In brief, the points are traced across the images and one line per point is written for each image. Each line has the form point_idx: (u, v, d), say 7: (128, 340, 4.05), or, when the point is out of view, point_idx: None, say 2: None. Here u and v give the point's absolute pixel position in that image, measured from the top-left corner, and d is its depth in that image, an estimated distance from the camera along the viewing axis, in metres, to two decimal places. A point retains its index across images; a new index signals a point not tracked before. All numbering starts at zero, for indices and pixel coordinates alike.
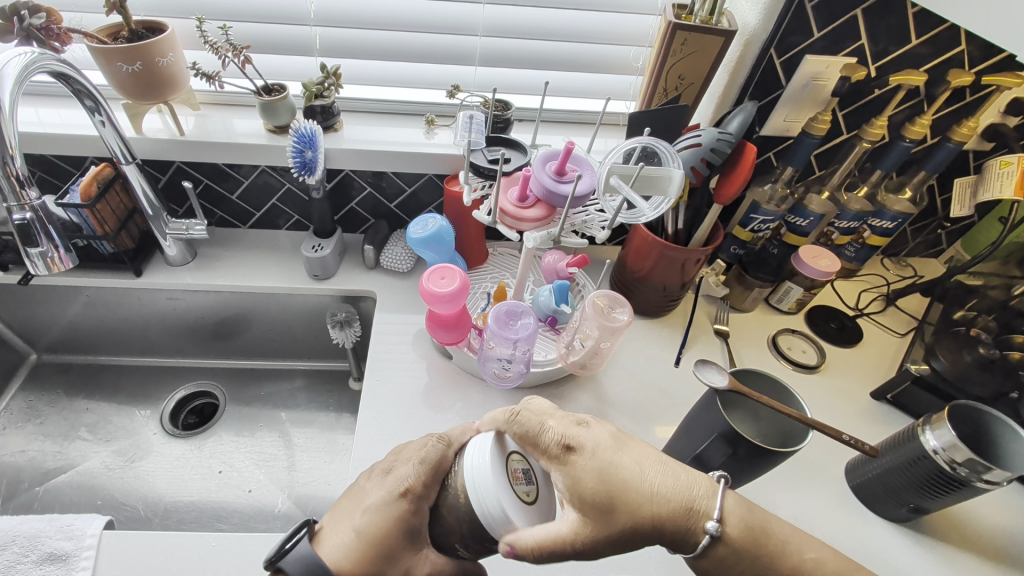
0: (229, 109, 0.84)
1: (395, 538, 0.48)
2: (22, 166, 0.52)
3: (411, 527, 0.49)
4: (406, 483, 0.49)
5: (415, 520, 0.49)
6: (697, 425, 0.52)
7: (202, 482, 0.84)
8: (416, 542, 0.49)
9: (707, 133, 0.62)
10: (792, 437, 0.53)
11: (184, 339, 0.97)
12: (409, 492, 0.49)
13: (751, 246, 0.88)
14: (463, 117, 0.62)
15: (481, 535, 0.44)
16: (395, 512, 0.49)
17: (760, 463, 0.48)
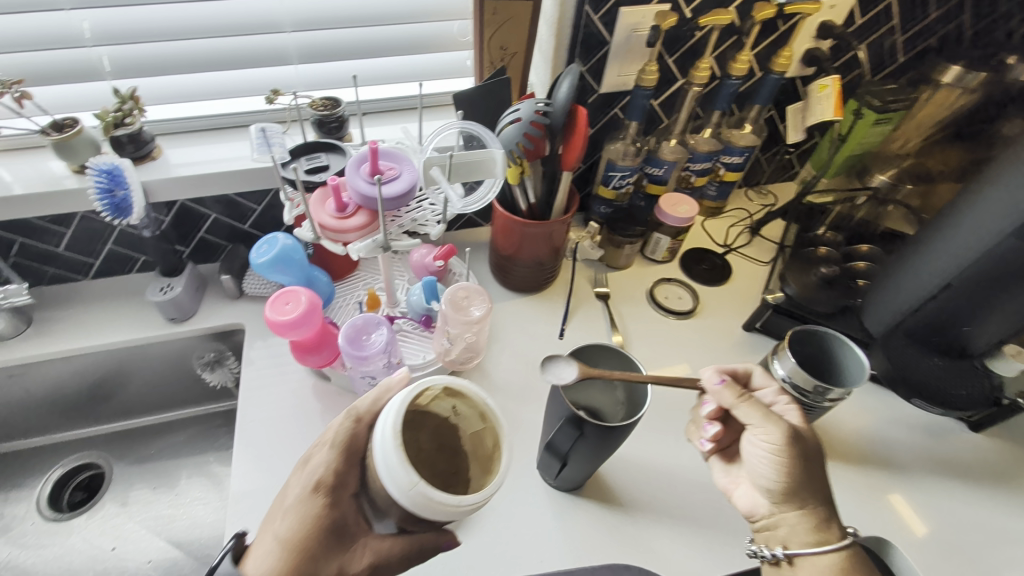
0: (22, 154, 0.73)
1: (317, 540, 0.45)
2: None
3: (338, 522, 0.46)
4: (317, 477, 0.46)
5: (336, 514, 0.46)
6: (552, 412, 0.53)
7: (93, 564, 0.77)
8: (345, 538, 0.46)
9: (525, 105, 0.61)
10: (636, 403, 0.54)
11: (48, 413, 0.85)
12: (319, 484, 0.46)
13: (618, 203, 0.89)
14: (256, 133, 0.58)
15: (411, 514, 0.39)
16: (314, 510, 0.45)
17: (608, 440, 0.50)
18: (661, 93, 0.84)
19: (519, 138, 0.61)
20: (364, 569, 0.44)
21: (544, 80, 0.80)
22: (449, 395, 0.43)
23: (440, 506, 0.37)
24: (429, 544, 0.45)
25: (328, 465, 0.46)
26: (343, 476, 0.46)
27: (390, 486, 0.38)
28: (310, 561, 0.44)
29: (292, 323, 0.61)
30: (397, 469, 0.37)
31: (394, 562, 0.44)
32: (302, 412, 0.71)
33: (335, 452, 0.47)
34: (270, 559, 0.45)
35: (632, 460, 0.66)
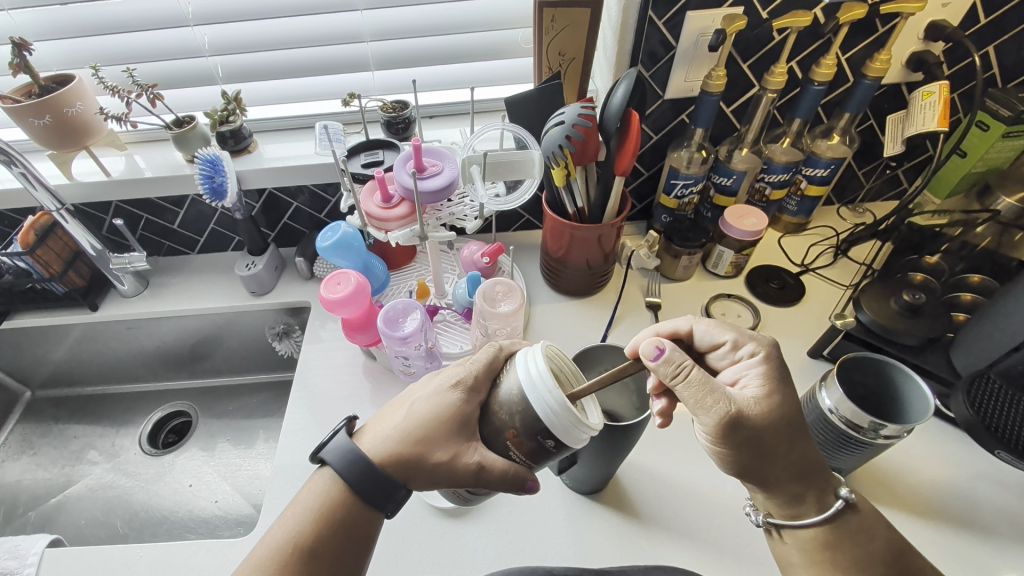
0: (153, 145, 0.88)
1: (439, 429, 0.48)
2: (30, 230, 0.80)
3: (464, 416, 0.48)
4: (458, 375, 0.49)
5: (466, 410, 0.48)
6: None
7: (173, 495, 0.90)
8: (465, 433, 0.48)
9: (570, 110, 0.61)
10: (648, 394, 0.55)
11: (158, 366, 1.04)
12: (460, 381, 0.49)
13: (680, 212, 0.85)
14: (319, 129, 0.68)
15: (534, 428, 0.43)
16: (449, 402, 0.48)
17: (616, 439, 0.50)
18: (733, 100, 0.79)
19: (561, 141, 0.60)
20: (471, 465, 0.46)
21: (606, 84, 0.79)
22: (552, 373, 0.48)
23: (572, 417, 0.42)
24: (520, 476, 0.47)
25: (472, 367, 0.49)
26: (480, 382, 0.49)
27: (532, 398, 0.43)
28: (427, 444, 0.48)
29: (341, 301, 0.66)
30: (542, 379, 0.43)
31: (496, 476, 0.46)
32: (348, 385, 0.77)
33: (476, 362, 0.49)
34: (397, 432, 0.49)
35: (657, 475, 0.64)
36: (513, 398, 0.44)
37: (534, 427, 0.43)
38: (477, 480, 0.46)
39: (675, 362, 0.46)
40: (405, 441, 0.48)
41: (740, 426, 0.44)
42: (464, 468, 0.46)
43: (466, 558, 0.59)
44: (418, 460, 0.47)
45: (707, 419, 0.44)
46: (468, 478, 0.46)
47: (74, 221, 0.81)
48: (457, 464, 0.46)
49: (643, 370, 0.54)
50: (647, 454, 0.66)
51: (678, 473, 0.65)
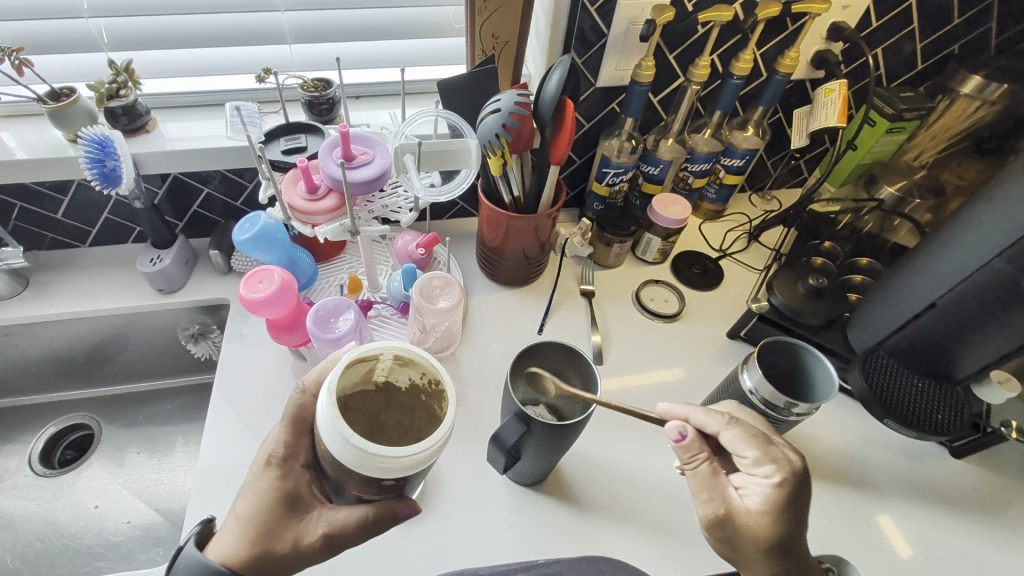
0: (25, 121, 0.76)
1: (273, 511, 0.47)
2: None
3: (290, 492, 0.48)
4: (269, 450, 0.48)
5: (289, 485, 0.48)
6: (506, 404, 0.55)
7: (75, 520, 0.81)
8: (300, 508, 0.48)
9: (506, 96, 0.59)
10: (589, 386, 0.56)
11: (47, 374, 0.92)
12: (273, 457, 0.48)
13: (611, 200, 0.87)
14: (231, 111, 0.66)
15: (363, 477, 0.41)
16: (267, 484, 0.47)
17: (558, 435, 0.51)
18: (660, 90, 0.82)
19: (498, 128, 0.58)
20: (319, 536, 0.47)
21: (540, 70, 0.78)
22: (404, 367, 0.46)
23: (375, 458, 0.39)
24: (386, 511, 0.48)
25: (279, 437, 0.48)
26: (294, 448, 0.48)
27: (337, 453, 0.39)
28: (267, 534, 0.47)
29: (265, 301, 0.61)
30: (331, 428, 0.39)
31: (350, 532, 0.47)
32: (277, 387, 0.72)
33: (286, 425, 0.48)
34: (236, 536, 0.47)
35: (596, 456, 0.67)
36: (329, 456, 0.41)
37: (365, 479, 0.41)
38: (331, 544, 0.47)
39: (692, 448, 0.49)
40: (246, 544, 0.47)
41: (729, 524, 0.48)
42: (313, 538, 0.47)
43: (413, 558, 0.58)
44: (265, 555, 0.46)
45: (700, 507, 0.49)
46: (324, 543, 0.47)
47: None
48: (305, 541, 0.47)
49: (582, 363, 0.57)
50: (584, 439, 0.69)
51: (615, 456, 0.68)
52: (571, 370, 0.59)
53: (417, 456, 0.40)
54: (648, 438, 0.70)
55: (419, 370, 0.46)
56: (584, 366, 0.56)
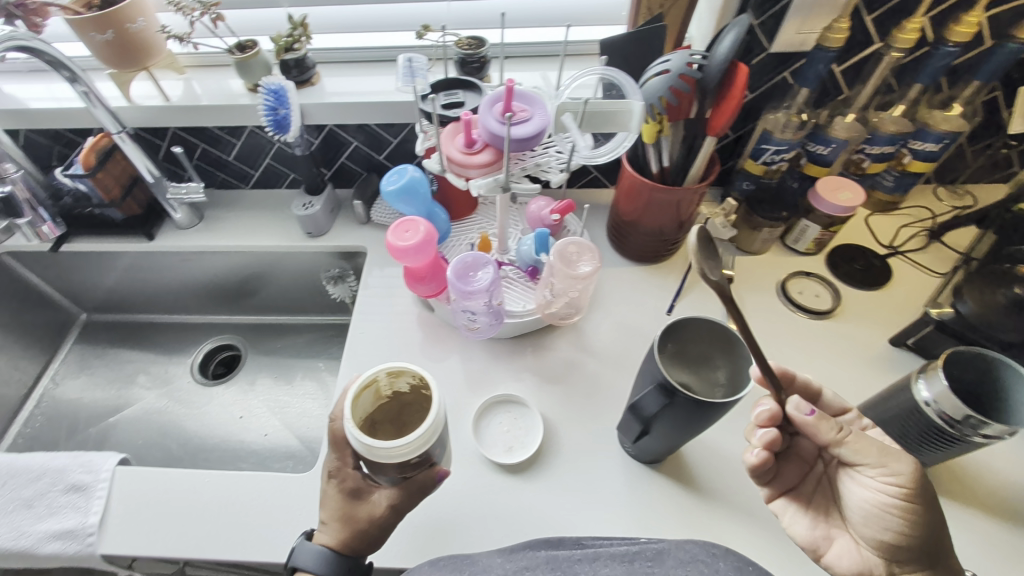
0: (213, 70, 0.84)
1: (341, 502, 0.51)
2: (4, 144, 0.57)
3: (352, 488, 0.52)
4: (325, 467, 0.53)
5: (349, 483, 0.52)
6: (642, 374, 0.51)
7: (225, 425, 0.92)
8: (365, 496, 0.52)
9: (676, 56, 0.55)
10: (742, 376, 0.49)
11: (210, 298, 1.05)
12: (329, 469, 0.53)
13: (765, 180, 0.78)
14: (402, 63, 0.64)
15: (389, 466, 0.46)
16: (333, 491, 0.52)
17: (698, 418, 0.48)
18: (846, 57, 0.70)
19: (663, 91, 0.54)
20: (387, 506, 0.50)
21: (705, 32, 0.71)
22: (397, 375, 0.50)
23: (374, 445, 0.44)
24: (426, 479, 0.50)
25: (327, 454, 0.53)
26: (341, 456, 0.53)
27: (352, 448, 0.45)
28: (349, 522, 0.50)
29: (409, 250, 0.64)
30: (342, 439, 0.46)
31: (404, 494, 0.50)
32: (405, 335, 0.75)
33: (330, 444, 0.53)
34: (326, 533, 0.51)
35: (724, 452, 0.62)
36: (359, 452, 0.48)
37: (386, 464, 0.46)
38: (399, 509, 0.50)
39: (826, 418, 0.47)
40: (335, 535, 0.50)
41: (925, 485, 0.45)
42: (383, 512, 0.50)
43: (526, 519, 0.58)
44: (355, 536, 0.50)
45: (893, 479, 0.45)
46: (392, 511, 0.50)
47: (133, 146, 0.78)
48: (380, 516, 0.50)
49: (739, 348, 0.49)
50: (710, 431, 0.64)
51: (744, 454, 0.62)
52: (720, 358, 0.52)
53: (418, 437, 0.44)
54: None
55: (407, 376, 0.50)
56: (738, 352, 0.50)
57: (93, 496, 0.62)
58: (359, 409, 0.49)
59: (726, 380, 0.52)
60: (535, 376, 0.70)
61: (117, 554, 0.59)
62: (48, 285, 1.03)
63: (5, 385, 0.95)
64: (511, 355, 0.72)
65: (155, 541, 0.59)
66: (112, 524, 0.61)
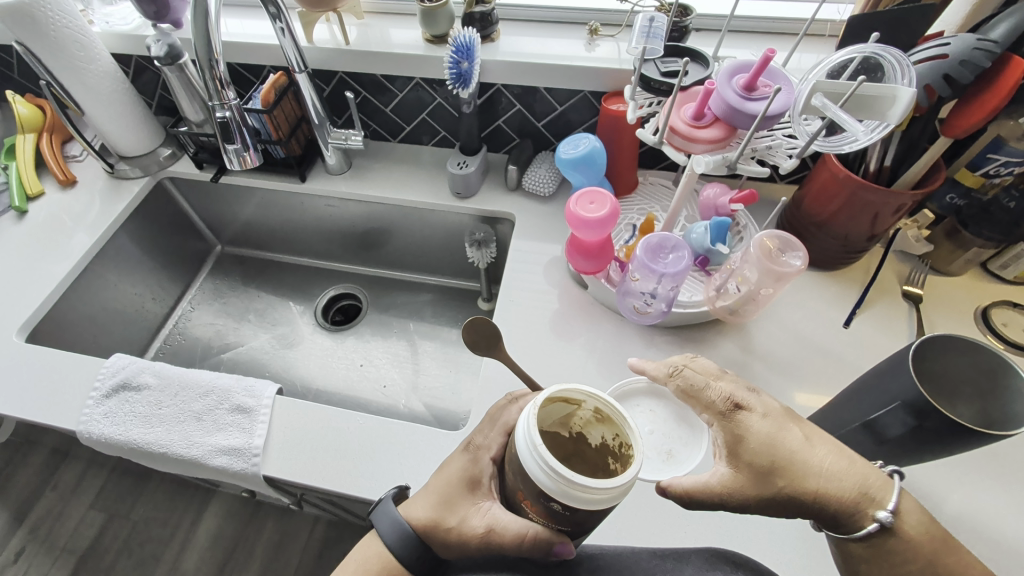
0: (389, 18, 0.84)
1: (455, 487, 0.48)
2: (225, 70, 0.62)
3: (474, 475, 0.48)
4: (470, 436, 0.51)
5: (477, 469, 0.49)
6: (876, 385, 0.48)
7: (346, 371, 0.97)
8: (477, 492, 0.48)
9: (959, 40, 0.48)
10: (1011, 410, 0.45)
11: (341, 246, 1.08)
12: (471, 443, 0.50)
13: (976, 195, 0.68)
14: (642, 20, 0.55)
15: (536, 490, 0.36)
16: (460, 462, 0.49)
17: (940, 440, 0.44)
18: None
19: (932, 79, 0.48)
20: (482, 527, 0.45)
21: None
22: (602, 422, 0.39)
23: (568, 485, 0.33)
24: (544, 542, 0.42)
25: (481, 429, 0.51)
26: (490, 440, 0.50)
27: (523, 459, 0.35)
28: (447, 506, 0.47)
29: (587, 223, 0.60)
30: (526, 436, 0.35)
31: (508, 538, 0.44)
32: (554, 309, 0.74)
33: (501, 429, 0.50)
34: (421, 500, 0.49)
35: (911, 486, 0.57)
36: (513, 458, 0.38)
37: (535, 492, 0.37)
38: (488, 540, 0.45)
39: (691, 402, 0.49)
40: (428, 505, 0.48)
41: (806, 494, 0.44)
42: (474, 529, 0.46)
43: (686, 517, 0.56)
44: (438, 523, 0.47)
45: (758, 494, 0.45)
46: (483, 540, 0.45)
47: (309, 86, 0.79)
48: (469, 523, 0.46)
49: (1003, 372, 0.45)
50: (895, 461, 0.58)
51: (936, 493, 0.56)
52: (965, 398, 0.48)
53: (607, 495, 0.34)
54: (980, 483, 0.57)
55: (614, 430, 0.38)
56: (1005, 390, 0.45)
57: (254, 421, 0.65)
58: (546, 417, 0.39)
59: (970, 415, 0.48)
60: None
61: (278, 477, 0.61)
62: (197, 216, 1.09)
63: (152, 302, 1.02)
64: (668, 344, 0.69)
65: (313, 472, 0.61)
66: (273, 448, 0.63)
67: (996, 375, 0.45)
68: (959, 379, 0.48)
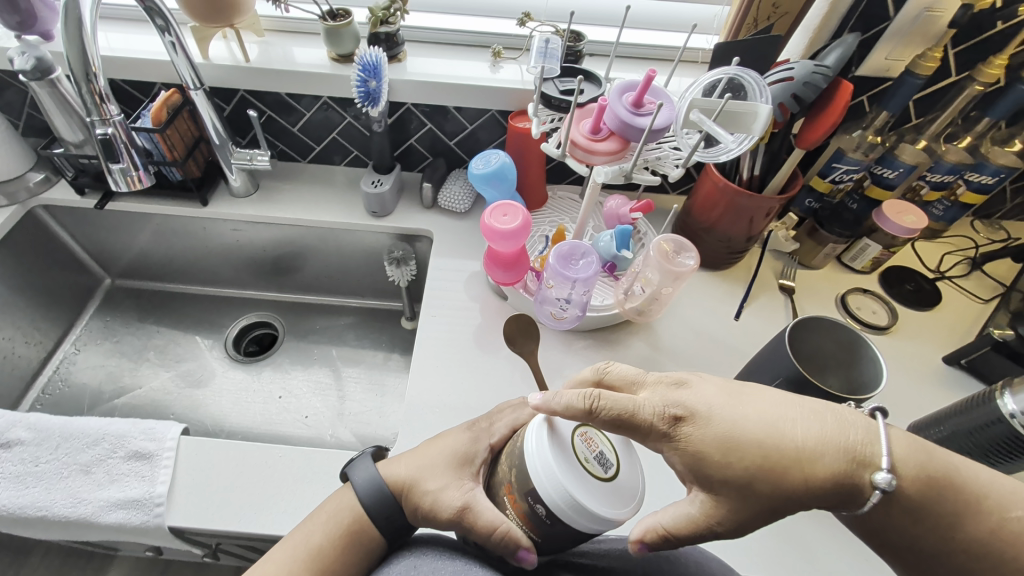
0: (291, 37, 0.82)
1: (445, 460, 0.53)
2: (103, 84, 0.58)
3: (467, 452, 0.54)
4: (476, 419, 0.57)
5: (471, 448, 0.54)
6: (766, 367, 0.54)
7: (264, 404, 0.92)
8: (464, 468, 0.52)
9: (801, 66, 0.56)
10: (868, 377, 0.52)
11: (252, 272, 1.03)
12: (475, 425, 0.56)
13: (828, 198, 0.82)
14: (540, 44, 0.61)
15: (524, 487, 0.44)
16: (459, 436, 0.55)
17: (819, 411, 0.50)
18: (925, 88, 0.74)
19: (781, 99, 0.56)
20: (453, 504, 0.49)
21: None
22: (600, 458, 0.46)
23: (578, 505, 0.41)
24: (510, 544, 0.46)
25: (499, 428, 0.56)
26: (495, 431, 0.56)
27: (529, 466, 0.43)
28: (429, 471, 0.52)
29: (505, 234, 0.63)
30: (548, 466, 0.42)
31: (479, 519, 0.47)
32: (476, 322, 0.75)
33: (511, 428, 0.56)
34: (407, 463, 0.53)
35: None
36: (516, 453, 0.46)
37: (525, 489, 0.44)
38: (457, 515, 0.48)
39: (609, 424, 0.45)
40: (411, 468, 0.53)
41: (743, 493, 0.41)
42: (446, 502, 0.49)
43: None
44: (412, 487, 0.51)
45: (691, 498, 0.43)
46: (452, 516, 0.48)
47: (207, 104, 0.76)
48: (444, 493, 0.50)
49: (859, 347, 0.52)
50: None
51: None
52: (831, 372, 0.55)
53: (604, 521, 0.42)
54: None
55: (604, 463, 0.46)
56: (862, 359, 0.53)
57: (156, 466, 0.59)
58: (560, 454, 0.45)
59: (838, 385, 0.55)
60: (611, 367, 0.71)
61: (187, 525, 0.56)
62: (79, 248, 0.99)
63: (25, 347, 0.90)
64: (586, 348, 0.73)
65: (229, 513, 0.57)
66: (184, 492, 0.58)
67: (853, 350, 0.53)
68: (830, 356, 0.55)
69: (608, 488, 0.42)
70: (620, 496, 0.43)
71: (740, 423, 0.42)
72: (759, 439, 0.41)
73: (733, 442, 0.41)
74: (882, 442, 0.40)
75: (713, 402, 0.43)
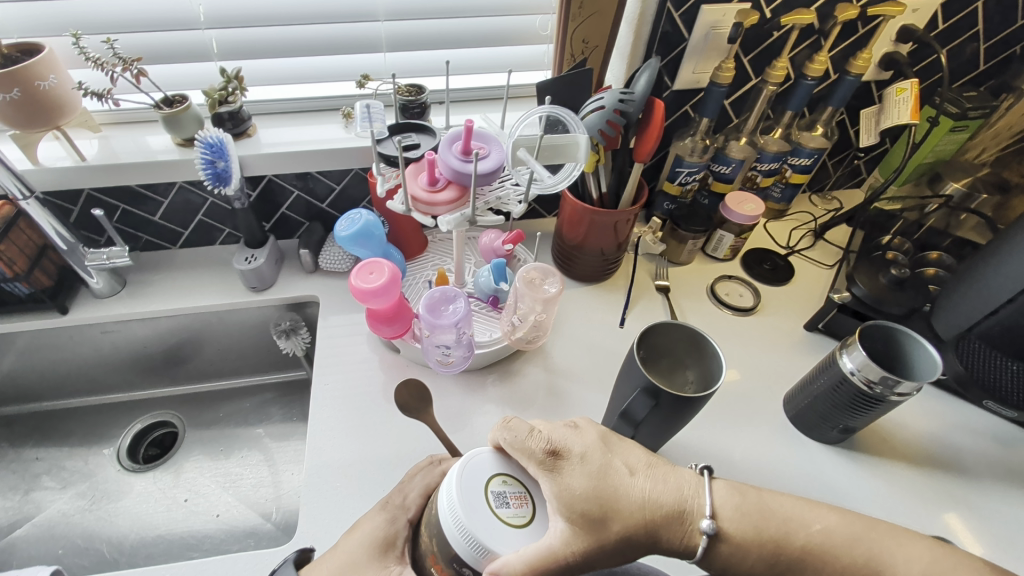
0: (133, 128, 0.80)
1: (367, 550, 0.52)
2: None
3: (388, 535, 0.54)
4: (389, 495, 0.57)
5: (392, 529, 0.54)
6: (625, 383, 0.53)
7: (169, 512, 0.85)
8: (388, 553, 0.53)
9: (610, 94, 0.63)
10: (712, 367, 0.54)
11: (137, 372, 0.96)
12: (390, 504, 0.56)
13: (682, 200, 0.90)
14: (361, 110, 0.65)
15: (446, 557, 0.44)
16: (377, 521, 0.55)
17: (680, 412, 0.50)
18: (733, 92, 0.85)
19: (600, 125, 0.63)
20: None
21: (619, 77, 0.81)
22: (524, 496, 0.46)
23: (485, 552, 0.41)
24: None
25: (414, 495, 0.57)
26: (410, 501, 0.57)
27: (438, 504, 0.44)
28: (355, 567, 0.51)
29: (375, 291, 0.64)
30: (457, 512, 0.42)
31: None
32: (373, 381, 0.75)
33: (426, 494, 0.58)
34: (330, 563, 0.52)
35: (693, 444, 0.69)
36: (432, 521, 0.46)
37: (448, 557, 0.43)
38: None
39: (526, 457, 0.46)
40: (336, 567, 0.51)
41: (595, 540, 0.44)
42: None
43: None
44: None
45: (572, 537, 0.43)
46: None
47: (44, 212, 0.72)
48: None
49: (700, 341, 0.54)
50: None
51: (710, 444, 0.69)
52: (692, 364, 0.57)
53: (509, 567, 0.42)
54: (736, 427, 0.71)
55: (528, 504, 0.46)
56: (706, 352, 0.54)
57: None
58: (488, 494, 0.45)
59: (696, 379, 0.57)
60: (512, 397, 0.73)
61: None
62: None
63: None
64: (484, 384, 0.74)
65: None
66: None
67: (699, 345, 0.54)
68: (678, 352, 0.57)
69: (518, 530, 0.43)
70: (533, 537, 0.43)
71: (610, 472, 0.46)
72: (619, 491, 0.46)
73: (598, 490, 0.45)
74: (706, 493, 0.48)
75: (591, 448, 0.47)
